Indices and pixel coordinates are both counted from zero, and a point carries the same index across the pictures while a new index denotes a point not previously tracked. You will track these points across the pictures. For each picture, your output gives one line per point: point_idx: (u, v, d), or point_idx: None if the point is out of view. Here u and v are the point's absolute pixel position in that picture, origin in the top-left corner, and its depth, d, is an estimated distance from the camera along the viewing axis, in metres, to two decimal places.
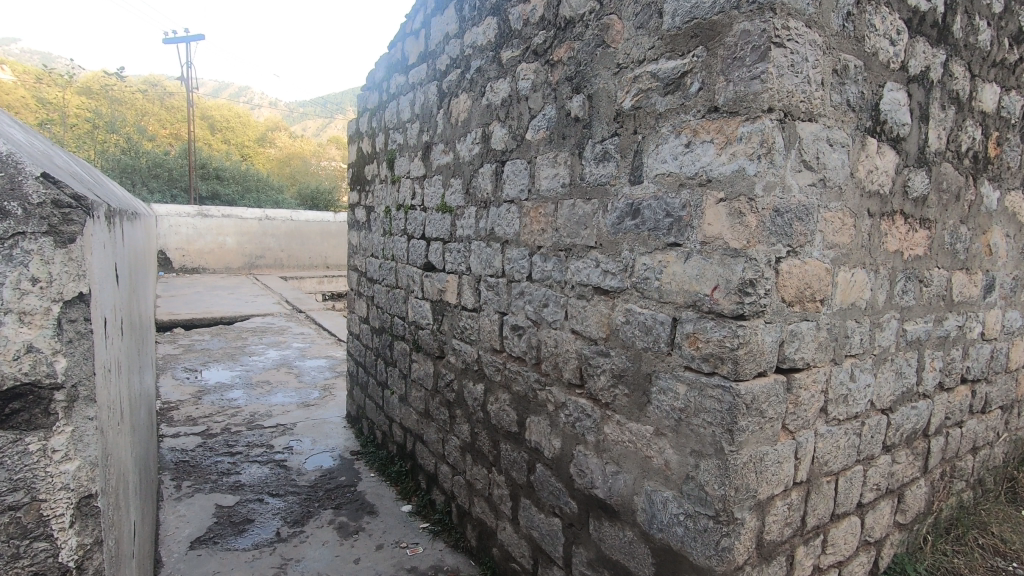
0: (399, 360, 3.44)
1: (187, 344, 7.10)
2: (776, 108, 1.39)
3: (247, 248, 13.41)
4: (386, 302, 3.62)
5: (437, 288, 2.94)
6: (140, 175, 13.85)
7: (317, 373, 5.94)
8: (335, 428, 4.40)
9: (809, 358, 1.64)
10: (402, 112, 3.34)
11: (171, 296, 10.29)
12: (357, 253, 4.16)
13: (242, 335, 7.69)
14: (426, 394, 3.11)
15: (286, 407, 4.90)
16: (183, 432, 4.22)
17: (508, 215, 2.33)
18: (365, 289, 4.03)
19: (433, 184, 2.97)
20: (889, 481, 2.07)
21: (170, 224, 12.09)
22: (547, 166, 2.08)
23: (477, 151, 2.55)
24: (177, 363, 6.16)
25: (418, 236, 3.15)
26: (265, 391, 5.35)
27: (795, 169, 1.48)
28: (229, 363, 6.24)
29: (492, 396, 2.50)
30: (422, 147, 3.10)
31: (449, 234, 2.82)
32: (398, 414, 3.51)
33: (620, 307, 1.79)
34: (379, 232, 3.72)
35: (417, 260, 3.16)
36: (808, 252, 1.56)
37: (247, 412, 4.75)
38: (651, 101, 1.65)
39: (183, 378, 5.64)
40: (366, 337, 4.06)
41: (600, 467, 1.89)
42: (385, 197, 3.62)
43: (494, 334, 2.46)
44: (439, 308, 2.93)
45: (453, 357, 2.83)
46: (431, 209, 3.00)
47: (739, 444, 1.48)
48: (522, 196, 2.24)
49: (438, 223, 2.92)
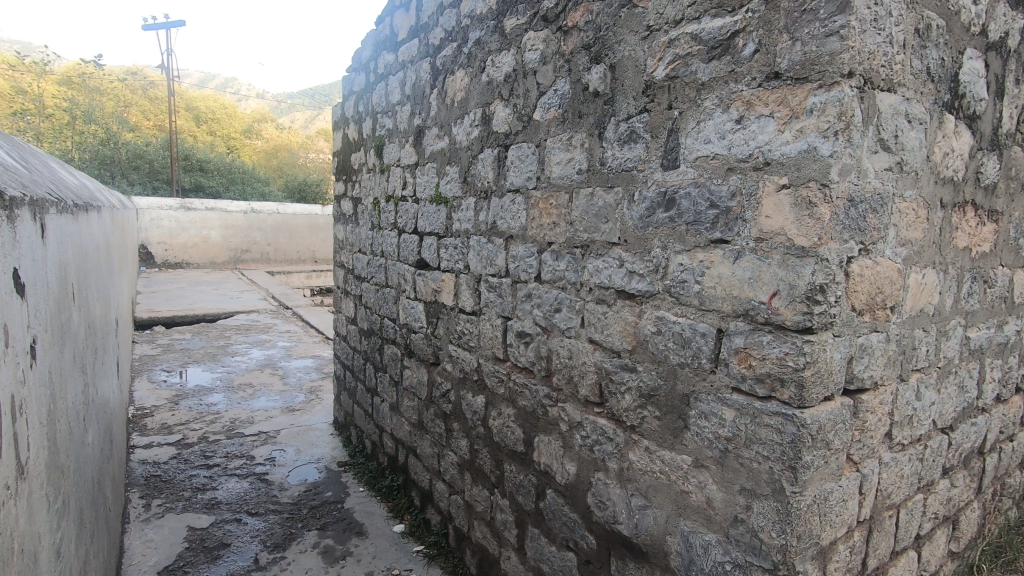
0: (390, 366, 3.16)
1: (167, 343, 6.75)
2: (856, 73, 1.12)
3: (232, 242, 13.00)
4: (375, 302, 3.33)
5: (431, 288, 2.66)
6: (119, 167, 13.37)
7: (304, 375, 5.64)
8: (321, 435, 4.11)
9: (877, 375, 1.38)
10: (392, 94, 3.04)
11: (152, 292, 9.90)
12: (343, 248, 3.87)
13: (225, 334, 7.35)
14: (420, 404, 2.84)
15: (270, 412, 4.60)
16: (157, 442, 3.91)
17: (512, 207, 2.05)
18: (352, 288, 3.73)
19: (426, 172, 2.69)
20: (947, 507, 1.83)
21: (151, 217, 11.66)
22: (559, 150, 1.80)
23: (476, 135, 2.26)
24: (155, 364, 5.83)
25: (410, 230, 2.86)
26: (248, 394, 5.04)
27: (872, 149, 1.22)
28: (210, 364, 5.92)
29: (495, 410, 2.23)
30: (413, 131, 2.80)
31: (444, 228, 2.53)
32: (389, 424, 3.24)
33: (649, 315, 1.53)
34: (367, 225, 3.42)
35: (409, 257, 2.87)
36: (880, 250, 1.31)
37: (227, 419, 4.44)
38: (691, 68, 1.37)
39: (160, 380, 5.32)
40: (353, 339, 3.77)
41: (624, 499, 1.63)
42: (373, 188, 3.33)
43: (496, 342, 2.19)
44: (434, 310, 2.65)
45: (449, 365, 2.56)
46: (424, 200, 2.71)
47: (802, 483, 1.22)
48: (529, 184, 1.96)
49: (431, 215, 2.64)
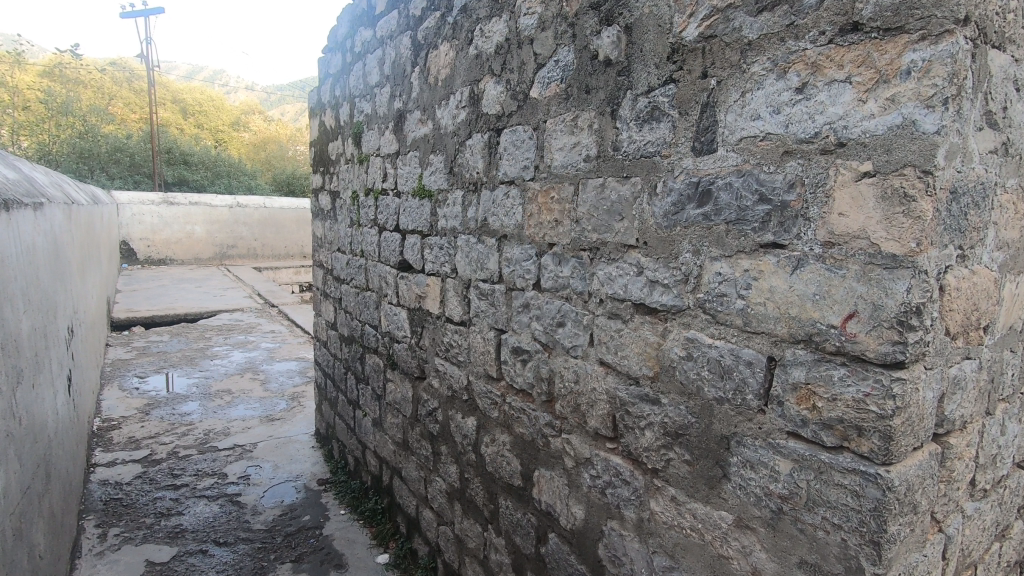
0: (372, 379, 2.86)
1: (142, 346, 6.40)
2: (971, 19, 0.83)
3: (217, 237, 12.59)
4: (356, 306, 3.03)
5: (415, 293, 2.36)
6: (99, 160, 12.88)
7: (286, 379, 5.32)
8: (302, 449, 3.81)
9: (966, 413, 1.10)
10: (370, 75, 2.73)
11: (132, 290, 9.51)
12: (322, 246, 3.55)
13: (205, 335, 7.00)
14: (405, 422, 2.55)
15: (247, 422, 4.29)
16: (120, 459, 3.60)
17: (505, 201, 1.75)
18: (331, 290, 3.42)
19: (408, 162, 2.37)
20: (1019, 552, 1.56)
21: (132, 213, 11.24)
22: (562, 133, 1.50)
23: (463, 118, 1.96)
24: (127, 369, 5.49)
25: (391, 227, 2.55)
26: (225, 402, 4.72)
27: (979, 125, 0.92)
28: (186, 368, 5.59)
29: (487, 436, 1.94)
30: (393, 116, 2.49)
31: (428, 225, 2.23)
32: (372, 440, 2.94)
33: (676, 336, 1.24)
34: (346, 222, 3.11)
35: (390, 258, 2.57)
36: (978, 256, 1.02)
37: (201, 431, 4.13)
38: (733, 24, 1.07)
39: (131, 387, 4.98)
40: (334, 345, 3.46)
41: (644, 556, 1.35)
42: (352, 180, 3.01)
43: (488, 358, 1.89)
44: (418, 318, 2.35)
45: (436, 380, 2.26)
46: (406, 194, 2.40)
47: (887, 562, 0.94)
48: (525, 174, 1.66)
49: (414, 211, 2.33)
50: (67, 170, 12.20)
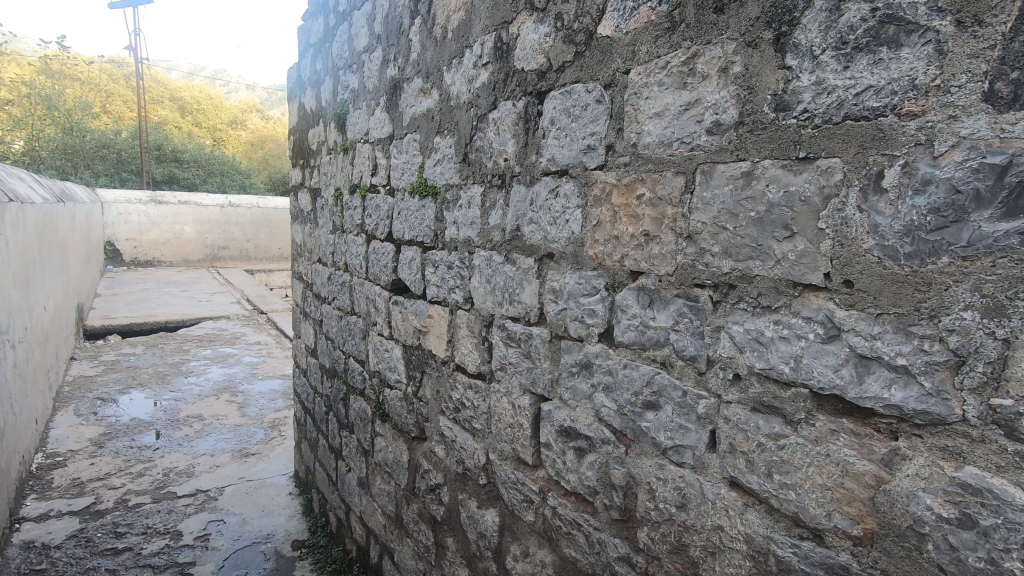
0: (358, 428, 2.24)
1: (111, 359, 5.76)
2: None
3: (208, 238, 11.93)
4: (339, 334, 2.41)
5: (412, 325, 1.75)
6: (84, 156, 12.04)
7: (267, 403, 4.69)
8: (277, 497, 3.19)
9: None
10: (356, 38, 2.11)
11: (112, 294, 8.86)
12: (301, 255, 2.94)
13: (183, 347, 6.36)
14: (398, 493, 1.93)
15: (216, 459, 3.67)
16: (55, 512, 2.97)
17: (551, 203, 1.13)
18: (311, 309, 2.81)
19: (405, 149, 1.76)
20: None
21: (119, 212, 10.58)
22: (662, 86, 0.89)
23: (484, 81, 1.35)
24: (88, 388, 4.85)
25: (381, 236, 1.94)
26: (194, 432, 4.09)
27: None
28: (156, 387, 4.96)
29: (516, 545, 1.33)
30: (385, 88, 1.88)
31: (431, 235, 1.62)
32: (357, 504, 2.33)
33: (921, 471, 0.63)
34: (328, 227, 2.50)
35: (380, 276, 1.95)
36: None
37: (161, 471, 3.51)
38: None
39: (87, 412, 4.35)
40: (315, 377, 2.85)
41: None
42: (335, 175, 2.40)
43: (519, 433, 1.28)
44: (417, 360, 1.74)
45: (442, 448, 1.65)
46: (401, 192, 1.79)
47: None
48: (587, 161, 1.05)
49: (412, 215, 1.72)
50: (50, 166, 11.49)
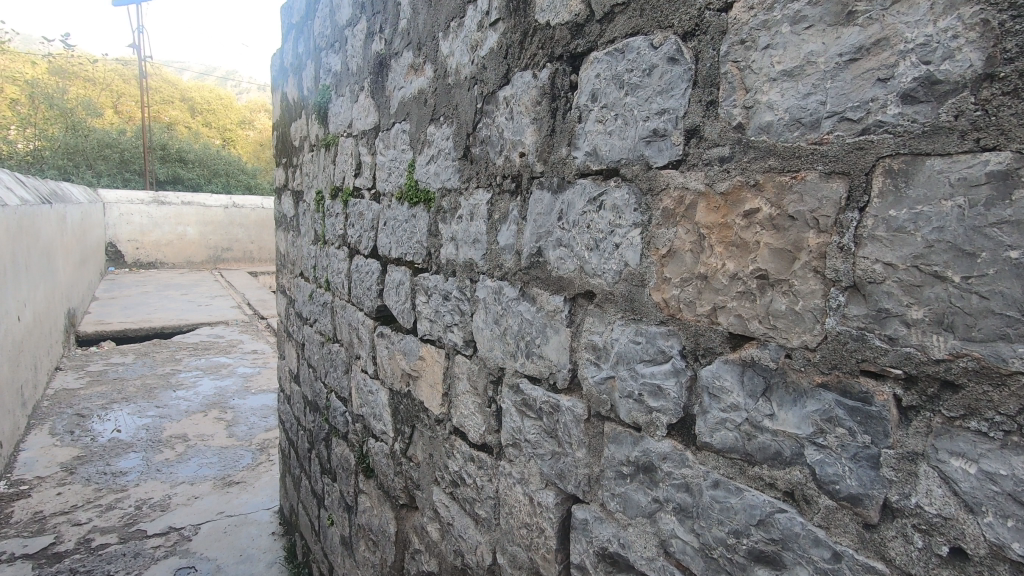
0: (340, 477, 1.88)
1: (99, 369, 5.44)
2: None
3: (211, 240, 11.59)
4: (320, 362, 2.05)
5: (399, 366, 1.38)
6: (86, 157, 11.76)
7: (258, 421, 4.35)
8: (258, 537, 2.83)
9: None
10: (339, 10, 1.75)
11: (110, 297, 8.58)
12: (284, 267, 2.58)
13: (175, 356, 6.03)
14: (383, 568, 1.57)
15: (196, 489, 3.32)
16: (7, 554, 2.64)
17: (591, 218, 0.76)
18: (294, 328, 2.45)
19: (392, 143, 1.40)
20: None
21: (120, 212, 10.30)
22: (803, 22, 0.52)
23: (492, 46, 0.98)
24: (68, 403, 4.53)
25: (365, 251, 1.58)
26: (175, 455, 3.76)
27: None
28: (141, 402, 4.63)
29: None
30: (370, 68, 1.51)
31: (423, 254, 1.25)
32: (340, 565, 1.96)
33: None
34: (310, 236, 2.14)
35: (363, 299, 1.59)
36: None
37: (133, 503, 3.16)
38: None
39: (63, 431, 4.02)
40: (298, 406, 2.49)
41: None
42: (317, 175, 2.04)
43: (539, 541, 0.91)
44: (405, 410, 1.37)
45: (435, 529, 1.28)
46: (388, 197, 1.42)
47: None
48: (651, 154, 0.67)
49: (399, 225, 1.36)
50: (52, 166, 11.23)
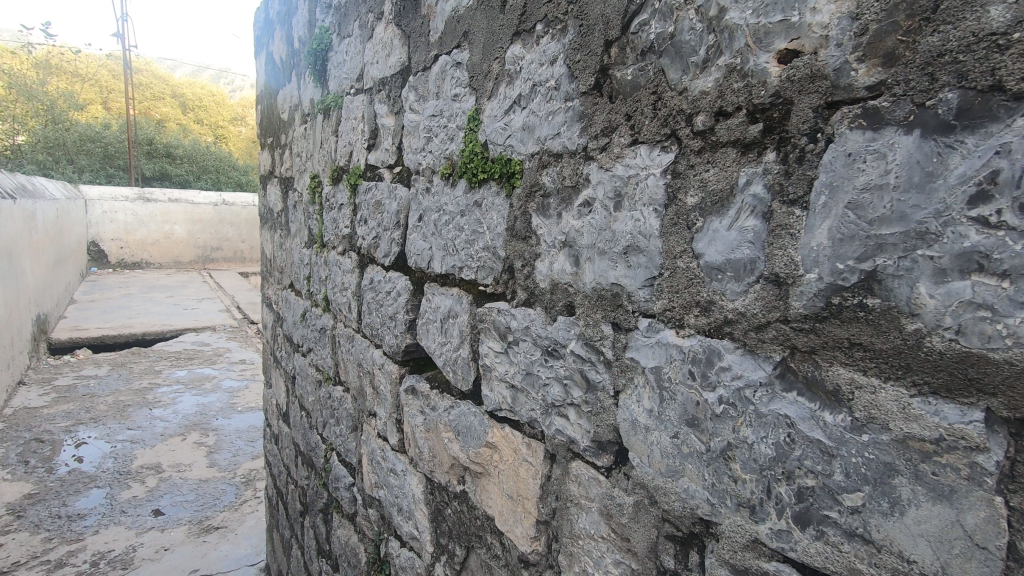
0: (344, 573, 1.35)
1: (67, 384, 4.87)
2: None
3: (200, 239, 10.94)
4: (316, 406, 1.52)
5: (444, 447, 0.86)
6: (67, 150, 10.92)
7: (243, 446, 3.81)
8: None
9: None
10: None
11: (90, 300, 7.97)
12: (271, 274, 2.04)
13: (155, 367, 5.47)
14: None
15: (166, 538, 2.77)
16: None
17: None
18: (282, 354, 1.92)
19: (433, 90, 0.88)
20: None
21: (103, 209, 9.65)
22: None
23: None
24: (26, 425, 3.96)
25: (385, 260, 1.05)
26: (146, 490, 3.21)
27: None
28: (111, 423, 4.07)
29: None
30: None
31: (494, 271, 0.73)
32: None
33: None
34: (303, 236, 1.61)
35: (380, 331, 1.07)
36: None
37: (88, 558, 2.61)
38: None
39: (15, 461, 3.44)
40: (287, 453, 1.96)
41: None
42: (312, 153, 1.51)
43: None
44: (454, 518, 0.86)
45: None
46: (425, 177, 0.90)
47: None
48: None
49: (445, 220, 0.84)
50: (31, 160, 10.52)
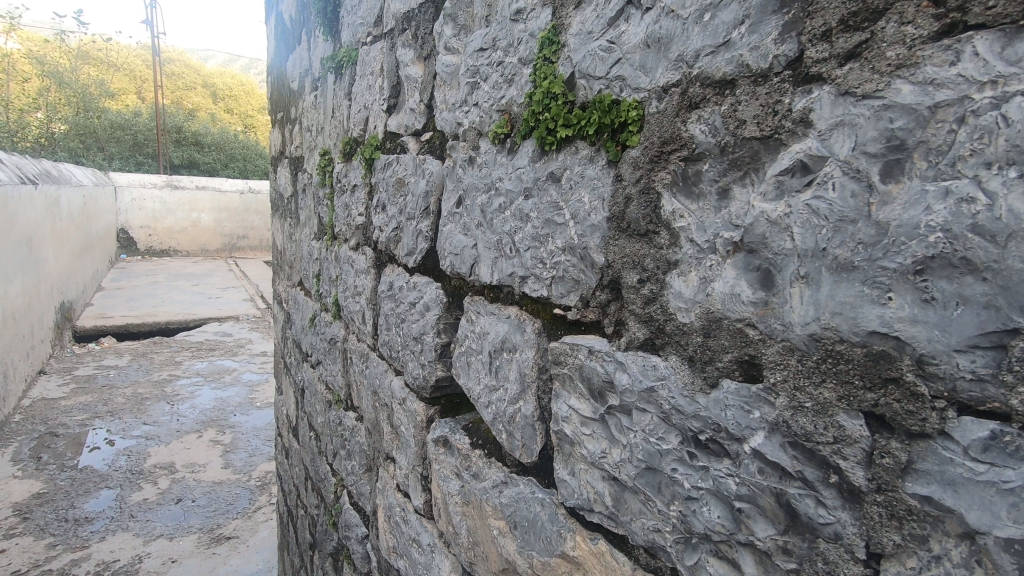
0: None
1: (87, 375, 4.75)
2: None
3: (226, 228, 10.87)
4: (326, 430, 1.27)
5: (491, 538, 0.59)
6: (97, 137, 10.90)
7: (261, 446, 3.62)
8: None
9: None
10: None
11: (116, 288, 7.92)
12: (281, 268, 1.79)
13: (176, 358, 5.33)
14: None
15: (174, 548, 2.58)
16: None
17: None
18: (291, 361, 1.67)
19: (481, 12, 0.60)
20: None
21: (131, 197, 9.61)
22: None
23: None
24: (41, 418, 3.83)
25: (407, 260, 0.78)
26: (157, 493, 3.03)
27: None
28: (127, 417, 3.93)
29: None
30: None
31: (582, 287, 0.45)
32: None
33: None
34: (313, 225, 1.35)
35: (401, 355, 0.80)
36: None
37: (92, 569, 2.44)
38: None
39: (27, 457, 3.31)
40: (297, 473, 1.71)
41: None
42: (323, 125, 1.24)
43: None
44: None
45: None
46: (467, 143, 0.62)
47: None
48: None
49: (498, 204, 0.55)
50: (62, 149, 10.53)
